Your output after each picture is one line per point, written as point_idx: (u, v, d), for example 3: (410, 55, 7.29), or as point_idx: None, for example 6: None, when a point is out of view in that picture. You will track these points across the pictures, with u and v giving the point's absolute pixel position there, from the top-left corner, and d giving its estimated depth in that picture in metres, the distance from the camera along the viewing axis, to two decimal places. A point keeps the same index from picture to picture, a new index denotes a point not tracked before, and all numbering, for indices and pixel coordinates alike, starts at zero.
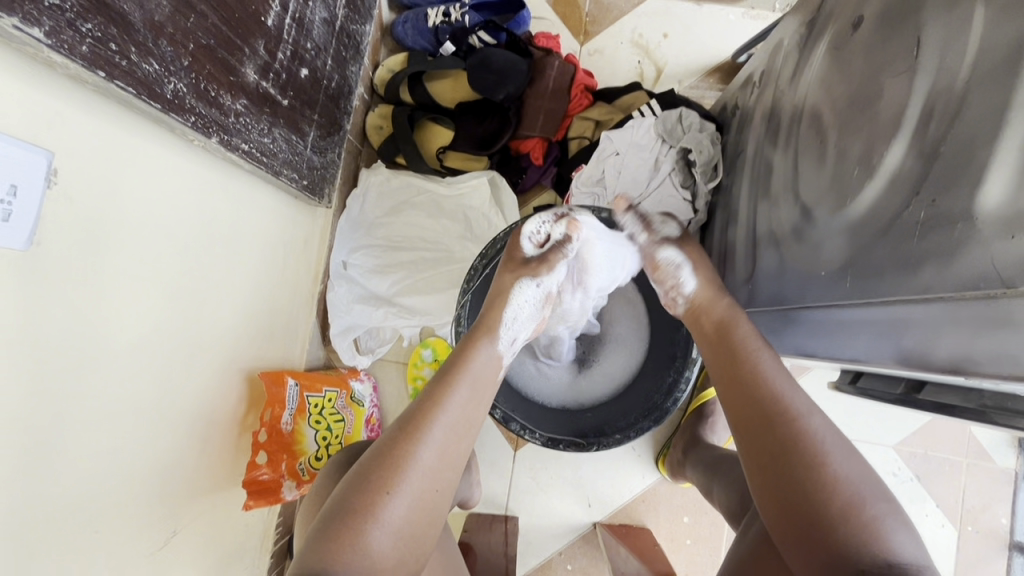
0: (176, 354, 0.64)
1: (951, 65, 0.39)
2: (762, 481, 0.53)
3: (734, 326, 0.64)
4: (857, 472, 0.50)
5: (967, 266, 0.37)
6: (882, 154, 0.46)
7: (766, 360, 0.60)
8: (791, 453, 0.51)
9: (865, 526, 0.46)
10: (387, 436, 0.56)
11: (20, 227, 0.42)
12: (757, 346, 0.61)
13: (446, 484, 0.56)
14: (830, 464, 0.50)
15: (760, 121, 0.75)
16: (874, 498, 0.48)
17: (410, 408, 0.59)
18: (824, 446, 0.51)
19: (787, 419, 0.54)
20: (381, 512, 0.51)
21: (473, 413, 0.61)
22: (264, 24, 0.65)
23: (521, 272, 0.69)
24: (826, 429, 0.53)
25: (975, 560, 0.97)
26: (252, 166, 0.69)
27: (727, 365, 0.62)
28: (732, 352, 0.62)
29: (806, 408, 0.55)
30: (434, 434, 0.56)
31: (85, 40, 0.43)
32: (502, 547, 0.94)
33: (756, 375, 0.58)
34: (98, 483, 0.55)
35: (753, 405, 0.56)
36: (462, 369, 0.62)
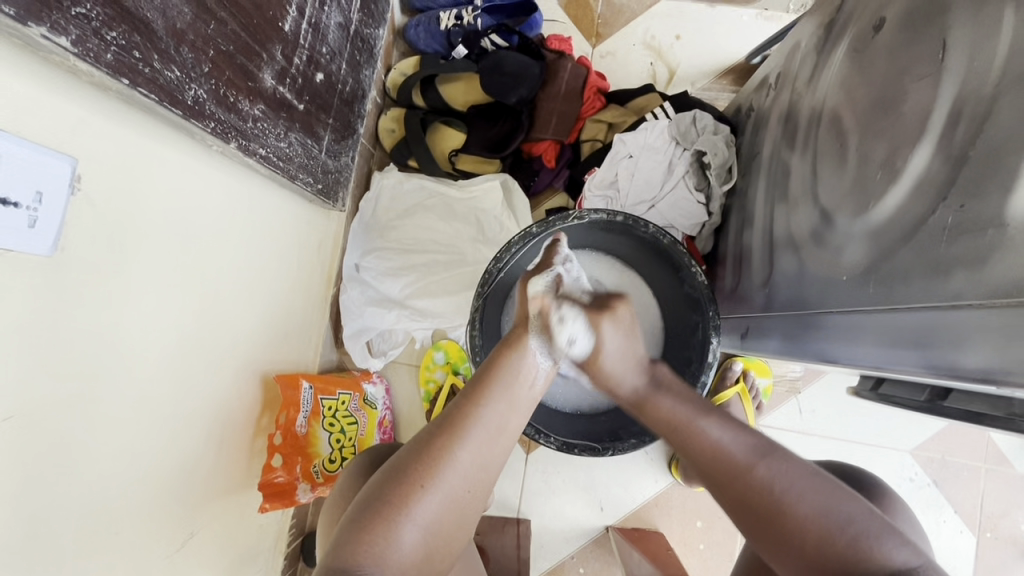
0: (188, 359, 0.64)
1: (980, 69, 0.39)
2: (748, 530, 0.54)
3: (654, 400, 0.62)
4: (821, 504, 0.50)
5: (998, 273, 0.36)
6: (906, 159, 0.45)
7: (701, 421, 0.58)
8: (759, 515, 0.52)
9: (850, 553, 0.47)
10: (427, 432, 0.56)
11: (45, 233, 0.42)
12: (685, 409, 0.60)
13: (479, 488, 0.56)
14: (792, 510, 0.51)
15: (776, 123, 0.75)
16: (847, 520, 0.49)
17: (450, 404, 0.59)
18: (781, 490, 0.52)
19: (742, 479, 0.54)
20: (414, 509, 0.51)
21: (513, 416, 0.60)
22: (281, 29, 0.66)
23: (530, 273, 0.64)
24: (777, 469, 0.53)
25: (993, 567, 0.96)
26: (269, 171, 0.70)
27: (663, 428, 0.60)
28: (666, 427, 0.60)
29: (750, 452, 0.55)
30: (472, 435, 0.56)
31: (110, 48, 0.43)
32: (514, 550, 0.95)
33: (692, 444, 0.57)
34: (112, 486, 0.55)
35: (714, 478, 0.56)
36: (504, 370, 0.60)
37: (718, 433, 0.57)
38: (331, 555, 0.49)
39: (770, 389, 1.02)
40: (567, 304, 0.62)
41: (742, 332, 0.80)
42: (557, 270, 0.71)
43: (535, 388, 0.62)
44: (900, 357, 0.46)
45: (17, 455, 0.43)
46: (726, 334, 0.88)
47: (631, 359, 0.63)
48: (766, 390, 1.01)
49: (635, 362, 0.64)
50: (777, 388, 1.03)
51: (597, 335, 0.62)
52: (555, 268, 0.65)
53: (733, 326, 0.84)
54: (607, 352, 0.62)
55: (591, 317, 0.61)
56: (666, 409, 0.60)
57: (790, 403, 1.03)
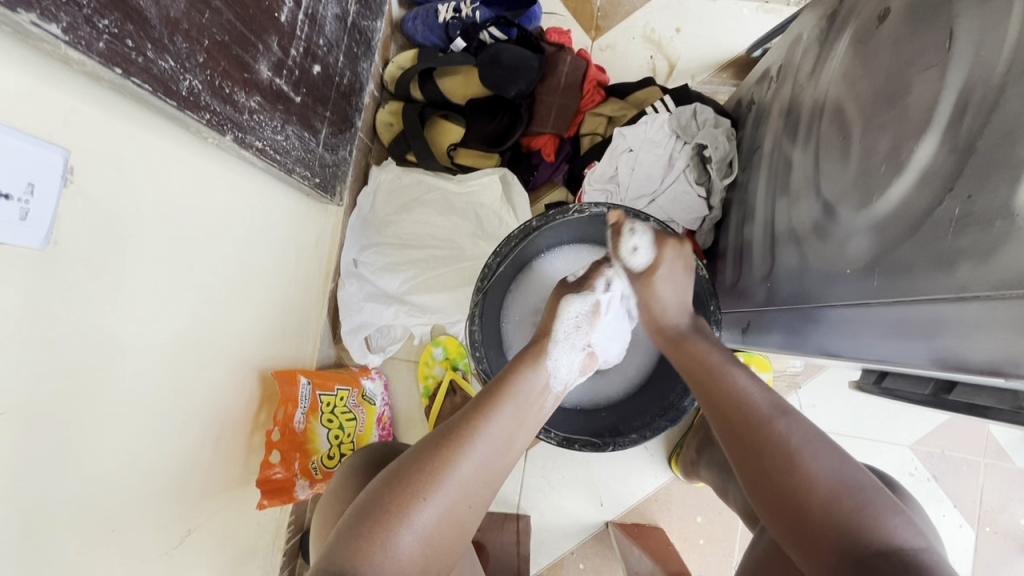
0: (182, 354, 0.63)
1: (988, 58, 0.38)
2: (753, 485, 0.53)
3: (692, 339, 0.66)
4: (833, 465, 0.50)
5: (1005, 265, 0.36)
6: (911, 150, 0.45)
7: (733, 369, 0.60)
8: (770, 459, 0.52)
9: (853, 516, 0.47)
10: (431, 441, 0.56)
11: (37, 225, 0.42)
12: (720, 357, 0.62)
13: (479, 503, 0.56)
14: (802, 462, 0.50)
15: (778, 116, 0.74)
16: (857, 484, 0.49)
17: (456, 416, 0.59)
18: (796, 443, 0.52)
19: (761, 424, 0.54)
20: (415, 516, 0.51)
21: (516, 438, 0.59)
22: (277, 20, 0.65)
23: (567, 291, 0.71)
24: (795, 426, 0.53)
25: (993, 561, 0.96)
26: (266, 164, 0.69)
27: (699, 379, 0.61)
28: (699, 367, 0.62)
29: (772, 408, 0.55)
30: (477, 447, 0.55)
31: (102, 36, 0.42)
32: (514, 547, 0.96)
33: (723, 386, 0.58)
34: (105, 483, 0.54)
35: (727, 416, 0.57)
36: (513, 389, 0.61)
37: (746, 382, 0.58)
38: (327, 560, 0.48)
39: (770, 384, 1.02)
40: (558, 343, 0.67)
41: (742, 327, 0.80)
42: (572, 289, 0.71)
43: (544, 408, 0.64)
44: (904, 351, 0.45)
45: (9, 450, 0.43)
46: (727, 329, 0.88)
47: (682, 296, 0.70)
48: (767, 385, 1.00)
49: (683, 304, 0.70)
50: (778, 383, 1.02)
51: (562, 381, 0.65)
52: (593, 294, 0.70)
53: (733, 321, 0.84)
54: (660, 295, 0.69)
55: (656, 236, 0.70)
56: (702, 351, 0.64)
57: (790, 398, 1.03)
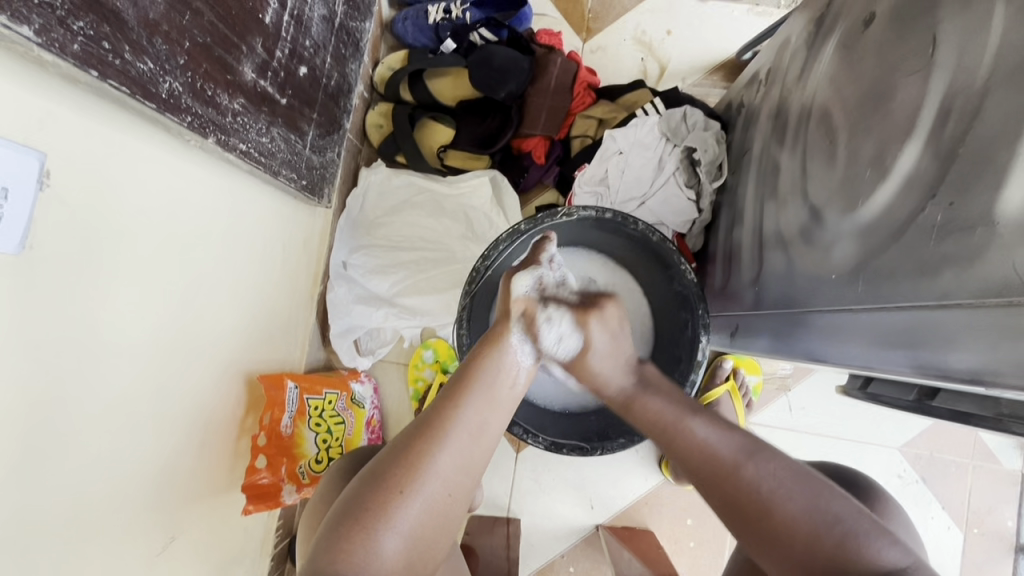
0: (165, 359, 0.62)
1: (971, 64, 0.38)
2: (736, 530, 0.54)
3: (642, 400, 0.62)
4: (806, 504, 0.50)
5: (986, 274, 0.36)
6: (895, 157, 0.45)
7: (689, 420, 0.58)
8: (744, 514, 0.52)
9: (836, 556, 0.47)
10: (405, 436, 0.55)
11: (12, 230, 0.41)
12: (673, 411, 0.60)
13: (461, 493, 0.55)
14: (779, 507, 0.50)
15: (766, 119, 0.74)
16: (833, 519, 0.48)
17: (431, 403, 0.58)
18: (768, 490, 0.51)
19: (726, 481, 0.54)
20: (393, 514, 0.50)
21: (493, 419, 0.58)
22: (261, 21, 0.64)
23: (516, 269, 0.63)
24: (765, 470, 0.52)
25: (980, 562, 0.96)
26: (250, 167, 0.69)
27: (659, 437, 0.59)
28: (653, 425, 0.60)
29: (738, 451, 0.55)
30: (451, 439, 0.55)
31: (77, 38, 0.41)
32: (504, 550, 0.93)
33: (680, 444, 0.57)
34: (86, 490, 0.53)
35: (697, 478, 0.56)
36: (481, 372, 0.59)
37: (704, 432, 0.57)
38: (312, 562, 0.49)
39: (760, 387, 1.02)
40: (553, 305, 0.63)
41: (731, 330, 0.80)
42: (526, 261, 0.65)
43: (516, 388, 0.61)
44: (888, 357, 0.45)
45: None
46: (717, 331, 0.88)
47: (619, 359, 0.64)
48: (756, 388, 1.01)
49: (624, 364, 0.64)
50: (767, 386, 1.03)
51: (586, 332, 0.62)
52: (546, 264, 0.65)
53: (722, 324, 0.84)
54: (592, 355, 0.63)
55: (576, 317, 0.62)
56: (655, 409, 0.61)
57: (779, 400, 1.03)
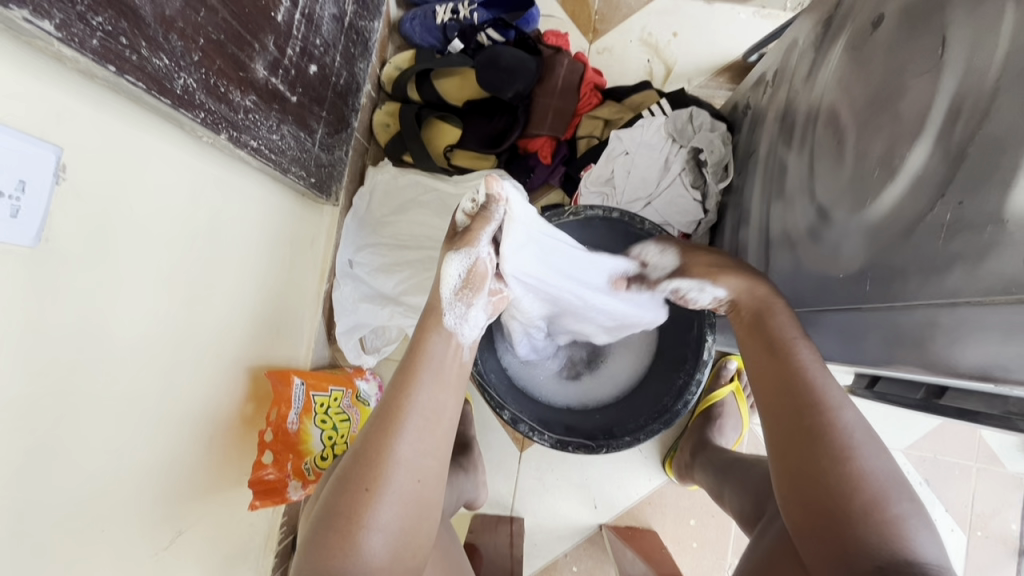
0: (179, 353, 0.63)
1: (981, 64, 0.39)
2: (789, 465, 0.53)
3: (772, 311, 0.61)
4: (886, 468, 0.50)
5: (994, 272, 0.36)
6: (904, 157, 0.45)
7: (802, 346, 0.58)
8: (821, 446, 0.51)
9: (889, 523, 0.47)
10: (365, 434, 0.55)
11: (28, 222, 0.41)
12: (791, 328, 0.59)
13: (432, 476, 0.55)
14: (861, 458, 0.50)
15: (773, 121, 0.75)
16: (899, 496, 0.49)
17: (386, 392, 0.57)
18: (858, 439, 0.51)
19: (825, 411, 0.53)
20: (367, 515, 0.50)
21: (445, 400, 0.58)
22: (274, 19, 0.65)
23: (450, 246, 0.60)
24: (861, 423, 0.53)
25: (984, 566, 0.96)
26: (261, 163, 0.69)
27: (766, 348, 0.59)
28: (764, 339, 0.60)
29: (840, 399, 0.54)
30: (407, 426, 0.54)
31: (95, 33, 0.42)
32: (507, 548, 0.93)
33: (787, 365, 0.57)
34: (102, 482, 0.54)
35: (790, 399, 0.55)
36: (424, 355, 0.59)
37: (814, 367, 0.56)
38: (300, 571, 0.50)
39: None
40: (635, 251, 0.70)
41: None
42: (451, 244, 0.60)
43: (462, 364, 0.61)
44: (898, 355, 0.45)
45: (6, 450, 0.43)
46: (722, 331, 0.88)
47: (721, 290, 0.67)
48: None
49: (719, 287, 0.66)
50: None
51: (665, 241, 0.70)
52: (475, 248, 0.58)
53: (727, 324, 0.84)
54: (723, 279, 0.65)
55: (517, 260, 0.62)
56: (777, 326, 0.60)
57: None
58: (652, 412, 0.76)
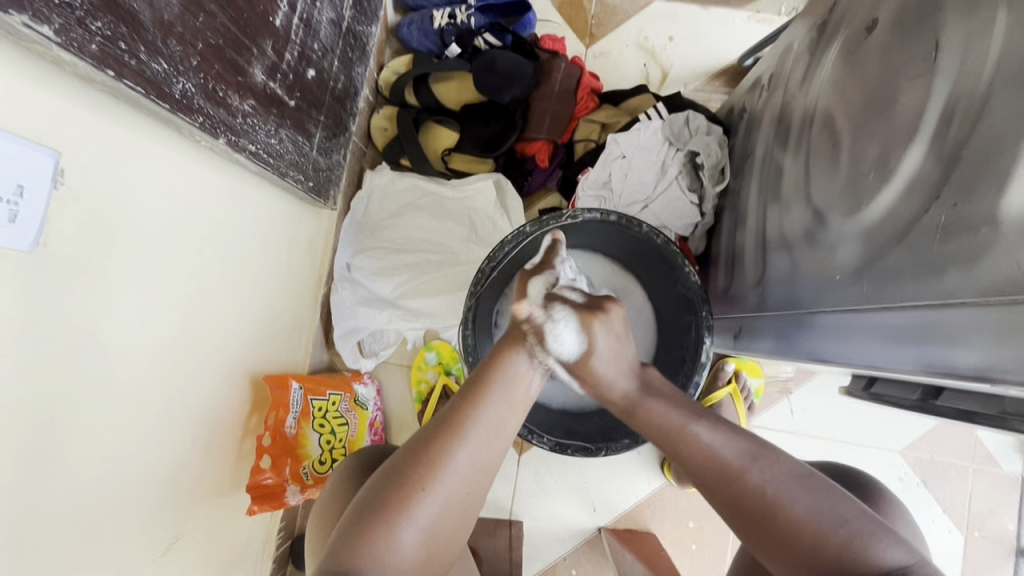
0: (181, 358, 0.64)
1: (973, 68, 0.39)
2: (742, 532, 0.53)
3: (647, 406, 0.61)
4: (812, 505, 0.50)
5: (988, 273, 0.37)
6: (898, 160, 0.45)
7: (693, 424, 0.57)
8: (749, 515, 0.52)
9: (844, 555, 0.47)
10: (426, 433, 0.55)
11: (26, 227, 0.41)
12: (677, 414, 0.59)
13: (479, 488, 0.56)
14: (784, 509, 0.51)
15: (768, 125, 0.75)
16: (840, 521, 0.49)
17: (453, 399, 0.59)
18: (773, 493, 0.51)
19: (731, 484, 0.53)
20: (414, 511, 0.50)
21: (512, 419, 0.59)
22: (272, 23, 0.65)
23: (530, 274, 0.68)
24: (769, 472, 0.53)
25: (981, 567, 0.97)
26: (259, 167, 0.69)
27: (664, 442, 0.59)
28: (658, 432, 0.59)
29: (742, 456, 0.54)
30: (473, 434, 0.55)
31: (95, 38, 0.42)
32: (507, 553, 0.94)
33: (684, 449, 0.57)
34: (102, 488, 0.54)
35: (698, 480, 0.56)
36: (504, 372, 0.60)
37: (710, 438, 0.56)
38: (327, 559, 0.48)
39: (761, 390, 1.02)
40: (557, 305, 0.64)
41: (735, 331, 0.81)
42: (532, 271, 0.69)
43: (530, 391, 0.62)
44: (894, 356, 0.46)
45: (8, 456, 0.43)
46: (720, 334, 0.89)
47: (621, 363, 0.63)
48: (758, 391, 1.01)
49: (628, 367, 0.64)
50: (769, 389, 1.03)
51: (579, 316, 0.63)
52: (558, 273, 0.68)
53: (724, 326, 0.85)
54: (597, 351, 0.62)
55: (581, 320, 0.63)
56: (659, 414, 0.60)
57: (781, 403, 1.03)
58: None
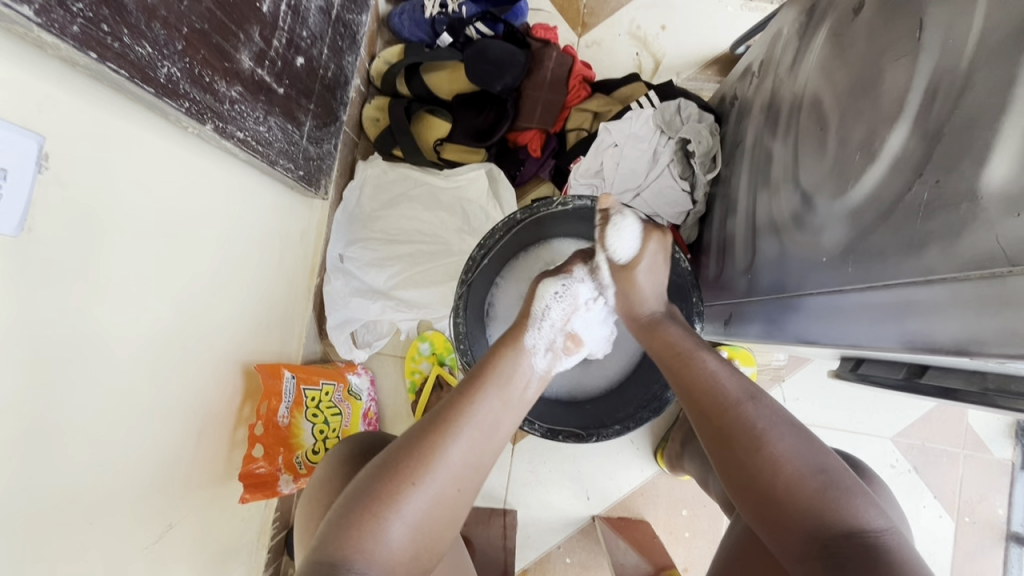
0: (174, 346, 0.64)
1: (955, 45, 0.39)
2: (718, 460, 0.55)
3: (664, 325, 0.66)
4: (795, 446, 0.51)
5: (970, 249, 0.37)
6: (884, 140, 0.45)
7: (702, 354, 0.61)
8: (728, 437, 0.53)
9: (817, 496, 0.48)
10: (418, 429, 0.56)
11: (10, 210, 0.41)
12: (689, 342, 0.63)
13: (469, 486, 0.55)
14: (770, 444, 0.51)
15: (759, 111, 0.75)
16: (818, 469, 0.50)
17: (442, 404, 0.58)
18: (763, 426, 0.52)
19: (730, 407, 0.54)
20: (403, 505, 0.50)
21: (503, 419, 0.59)
22: (259, 10, 0.64)
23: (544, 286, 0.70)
24: (763, 411, 0.53)
25: (971, 551, 0.97)
26: (247, 155, 0.69)
27: (668, 360, 0.62)
28: (668, 347, 0.63)
29: (740, 392, 0.56)
30: (463, 432, 0.55)
31: (76, 19, 0.42)
32: (501, 541, 0.95)
33: (689, 369, 0.60)
34: (95, 474, 0.55)
35: (695, 399, 0.57)
36: (496, 370, 0.61)
37: (713, 366, 0.59)
38: (315, 555, 0.48)
39: (754, 377, 1.03)
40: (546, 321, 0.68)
41: (725, 318, 0.81)
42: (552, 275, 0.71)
43: (527, 394, 0.63)
44: (879, 335, 0.46)
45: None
46: (711, 322, 0.89)
47: (638, 310, 0.69)
48: (750, 379, 1.02)
49: (658, 294, 0.70)
50: (762, 377, 1.04)
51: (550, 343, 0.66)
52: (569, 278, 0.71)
53: (716, 314, 0.85)
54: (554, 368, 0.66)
55: (559, 331, 0.66)
56: (673, 335, 0.64)
57: (773, 391, 1.04)
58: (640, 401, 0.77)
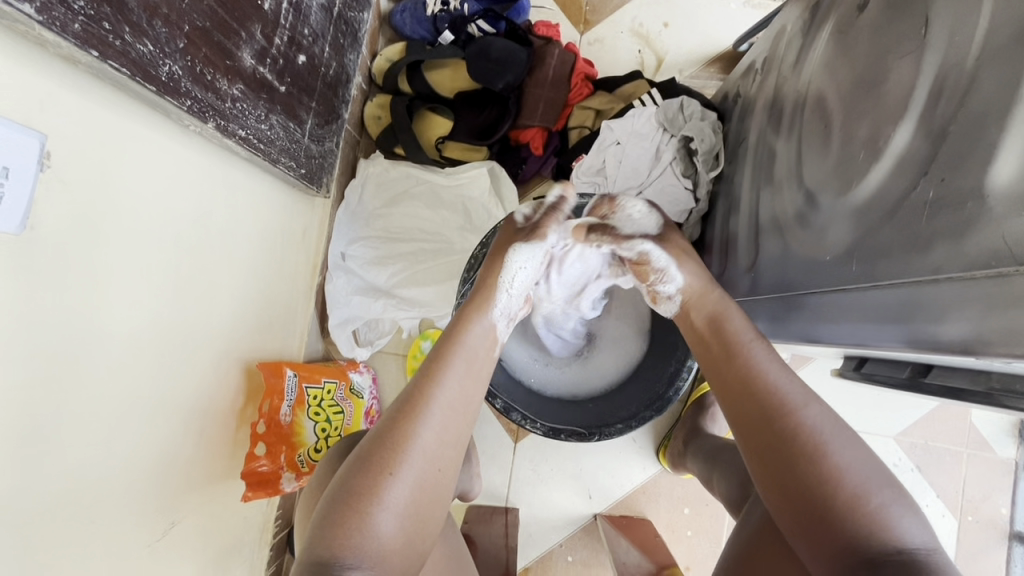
0: (177, 343, 0.64)
1: (962, 42, 0.39)
2: (767, 475, 0.52)
3: (726, 315, 0.64)
4: (857, 459, 0.49)
5: (976, 248, 0.37)
6: (888, 138, 0.45)
7: (752, 349, 0.60)
8: (790, 446, 0.51)
9: (871, 515, 0.46)
10: (387, 418, 0.56)
11: (13, 210, 0.41)
12: (745, 334, 0.61)
13: (447, 463, 0.56)
14: (831, 456, 0.50)
15: (762, 109, 0.75)
16: (875, 488, 0.48)
17: (409, 387, 0.59)
18: (825, 436, 0.51)
19: (785, 415, 0.53)
20: (385, 496, 0.50)
21: (472, 390, 0.61)
22: (260, 7, 0.64)
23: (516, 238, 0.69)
24: (825, 418, 0.52)
25: (975, 551, 0.97)
26: (249, 153, 0.69)
27: (720, 351, 0.62)
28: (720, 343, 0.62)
29: (803, 396, 0.55)
30: (432, 415, 0.56)
31: (78, 17, 0.42)
32: (502, 537, 0.93)
33: (740, 365, 0.59)
34: (98, 472, 0.55)
35: (754, 405, 0.56)
36: (460, 343, 0.62)
37: (765, 362, 0.58)
38: (311, 555, 0.48)
39: None
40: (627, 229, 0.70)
41: None
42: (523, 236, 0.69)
43: (492, 354, 0.65)
44: (886, 335, 0.46)
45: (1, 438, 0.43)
46: None
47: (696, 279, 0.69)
48: None
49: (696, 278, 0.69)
50: None
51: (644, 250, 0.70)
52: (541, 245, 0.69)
53: None
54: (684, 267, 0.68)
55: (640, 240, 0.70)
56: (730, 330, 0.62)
57: None
58: (642, 401, 0.77)
